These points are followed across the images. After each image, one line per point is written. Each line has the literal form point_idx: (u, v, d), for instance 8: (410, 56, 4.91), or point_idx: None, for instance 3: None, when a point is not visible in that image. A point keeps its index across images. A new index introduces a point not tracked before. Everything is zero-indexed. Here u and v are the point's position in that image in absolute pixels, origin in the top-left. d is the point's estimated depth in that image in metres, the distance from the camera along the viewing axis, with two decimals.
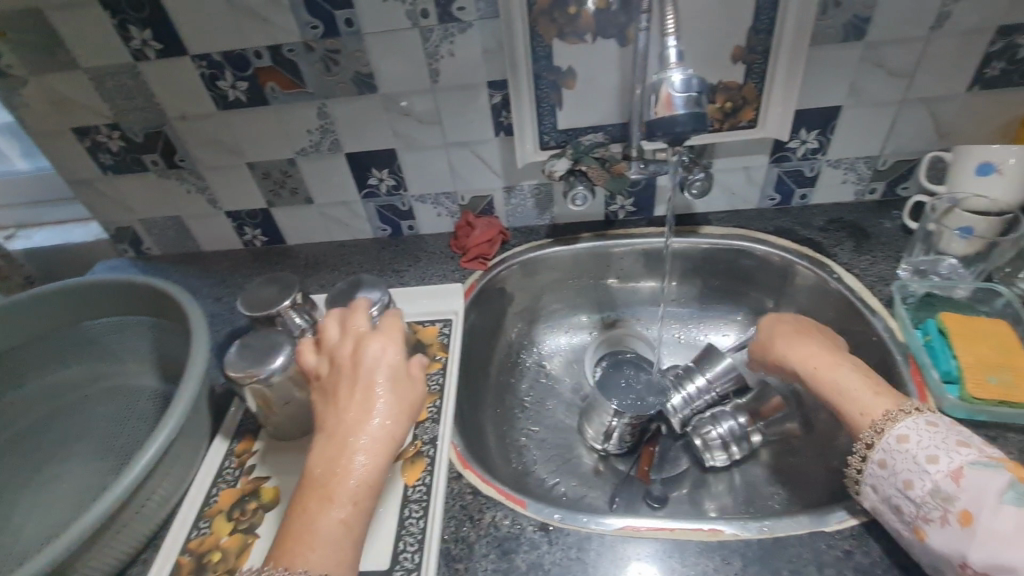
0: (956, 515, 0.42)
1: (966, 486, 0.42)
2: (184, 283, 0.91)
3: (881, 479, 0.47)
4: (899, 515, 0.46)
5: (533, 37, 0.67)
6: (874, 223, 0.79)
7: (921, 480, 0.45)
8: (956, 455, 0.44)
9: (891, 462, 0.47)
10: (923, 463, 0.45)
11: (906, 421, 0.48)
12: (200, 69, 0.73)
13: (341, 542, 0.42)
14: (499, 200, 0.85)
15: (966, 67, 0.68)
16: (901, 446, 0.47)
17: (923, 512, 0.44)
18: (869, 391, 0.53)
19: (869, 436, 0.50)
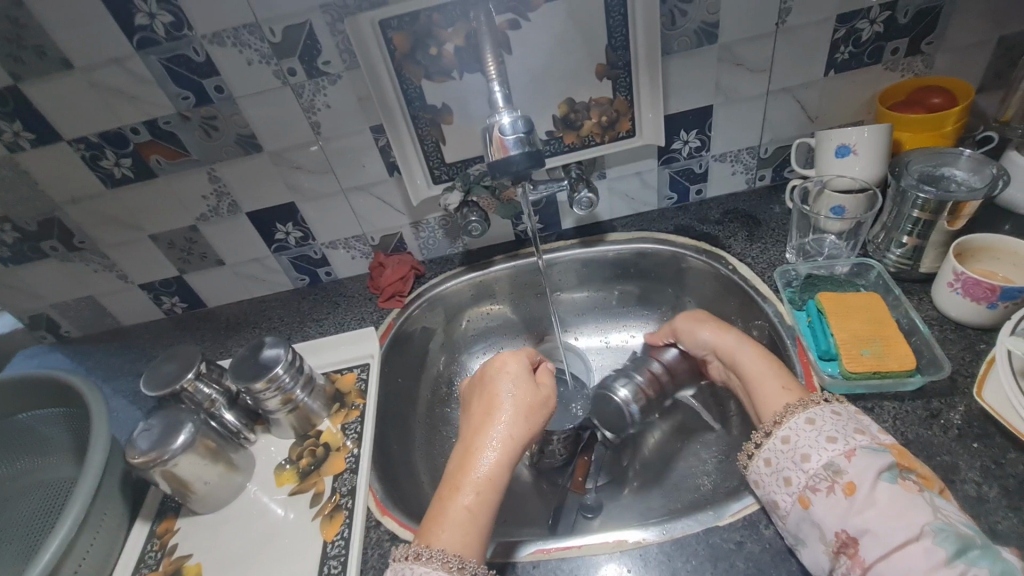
0: (844, 486, 0.45)
1: (856, 462, 0.45)
2: (106, 362, 0.90)
3: (778, 452, 0.50)
4: (786, 486, 0.48)
5: (402, 80, 0.69)
6: (765, 210, 0.82)
7: (818, 454, 0.47)
8: (852, 438, 0.47)
9: (794, 437, 0.50)
10: (823, 440, 0.48)
11: (814, 409, 0.51)
12: (79, 152, 0.72)
13: (465, 522, 0.49)
14: (408, 235, 0.86)
15: (818, 54, 0.72)
16: (808, 426, 0.50)
17: (812, 481, 0.47)
18: (782, 382, 0.56)
19: (771, 421, 0.52)
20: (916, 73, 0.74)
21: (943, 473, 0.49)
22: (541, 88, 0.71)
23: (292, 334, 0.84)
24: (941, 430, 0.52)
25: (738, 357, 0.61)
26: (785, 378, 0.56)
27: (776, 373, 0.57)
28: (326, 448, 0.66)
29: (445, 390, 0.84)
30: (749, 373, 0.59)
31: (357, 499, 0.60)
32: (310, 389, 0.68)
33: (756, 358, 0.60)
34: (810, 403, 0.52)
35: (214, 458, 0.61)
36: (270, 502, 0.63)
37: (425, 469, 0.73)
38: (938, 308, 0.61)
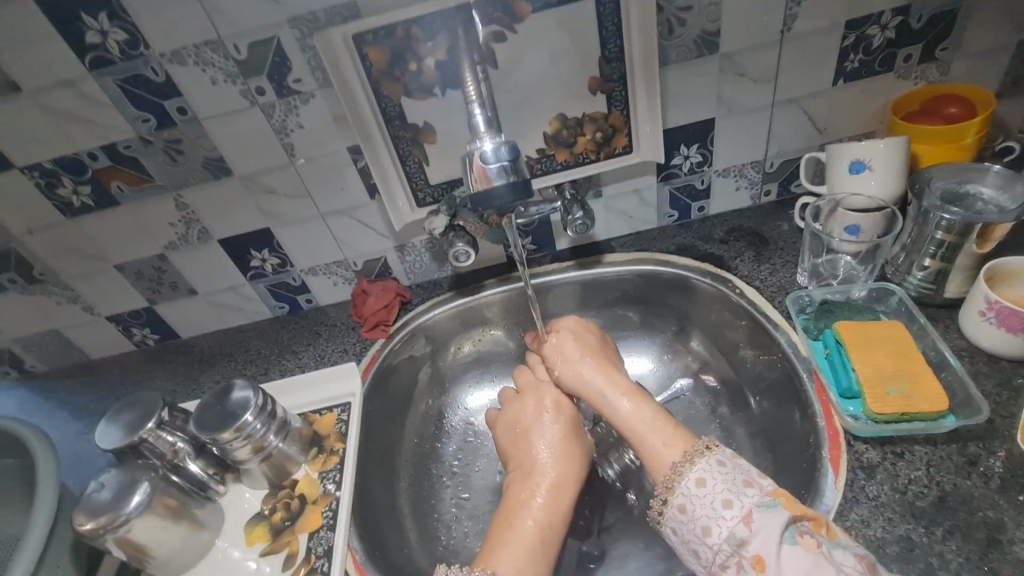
0: (751, 561, 0.41)
1: (756, 531, 0.42)
2: (71, 399, 0.83)
3: (681, 522, 0.46)
4: (699, 559, 0.45)
5: (380, 98, 0.64)
6: (772, 227, 0.77)
7: (717, 526, 0.43)
8: (745, 498, 0.44)
9: (689, 506, 0.46)
10: (718, 508, 0.44)
11: (701, 463, 0.47)
12: (33, 180, 0.67)
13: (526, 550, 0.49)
14: (392, 259, 0.80)
15: (826, 62, 0.67)
16: (699, 490, 0.46)
17: (720, 558, 0.43)
18: (666, 429, 0.52)
19: (668, 480, 0.48)
20: (930, 80, 0.69)
21: (987, 533, 0.44)
22: (531, 104, 0.66)
23: (270, 367, 0.79)
24: (981, 480, 0.47)
25: (609, 399, 0.57)
26: (667, 423, 0.53)
27: (653, 418, 0.53)
28: (302, 500, 0.61)
29: (435, 425, 0.78)
30: (628, 419, 0.54)
31: (334, 561, 0.55)
32: (285, 433, 0.63)
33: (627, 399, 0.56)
34: (698, 454, 0.48)
35: (175, 518, 0.55)
36: (241, 562, 0.58)
37: (413, 516, 0.68)
38: (968, 338, 0.56)
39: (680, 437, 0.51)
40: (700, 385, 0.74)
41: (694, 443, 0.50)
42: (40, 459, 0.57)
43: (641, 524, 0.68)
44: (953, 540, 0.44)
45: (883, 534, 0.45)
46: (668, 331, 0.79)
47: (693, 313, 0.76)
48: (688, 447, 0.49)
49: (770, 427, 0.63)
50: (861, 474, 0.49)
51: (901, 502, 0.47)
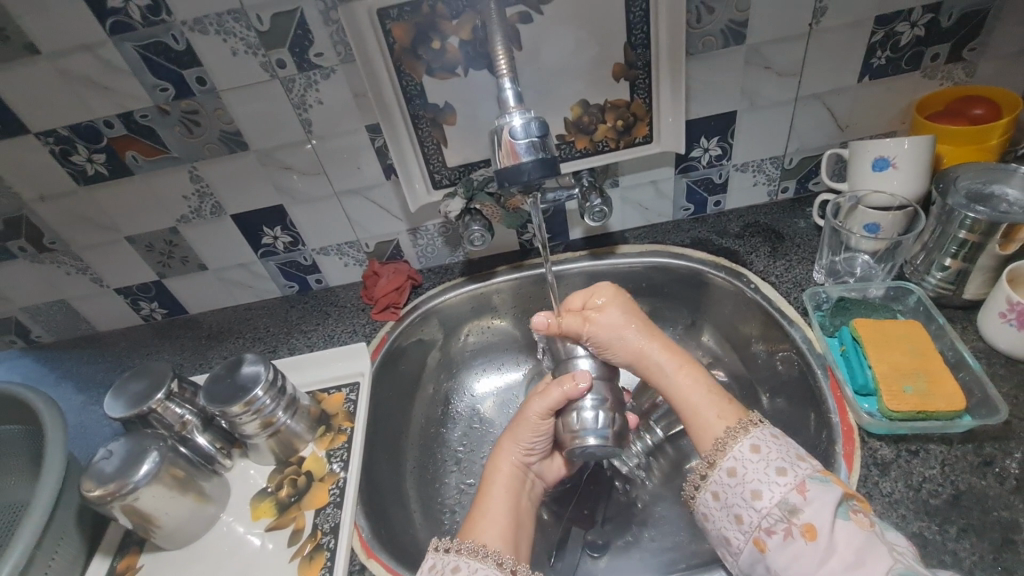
0: (802, 528, 0.42)
1: (811, 500, 0.43)
2: (76, 370, 0.82)
3: (726, 486, 0.47)
4: (739, 524, 0.46)
5: (401, 76, 0.64)
6: (789, 224, 0.76)
7: (769, 491, 0.45)
8: (799, 469, 0.45)
9: (740, 470, 0.47)
10: (773, 475, 0.45)
11: (755, 432, 0.48)
12: (47, 146, 0.66)
13: (500, 522, 0.51)
14: (404, 242, 0.80)
15: (853, 58, 0.66)
16: (753, 456, 0.47)
17: (766, 523, 0.44)
18: (717, 399, 0.52)
19: (718, 445, 0.49)
20: (956, 81, 0.69)
21: (1002, 533, 0.43)
22: (552, 88, 0.66)
23: (278, 346, 0.78)
24: (996, 480, 0.46)
25: (663, 367, 0.56)
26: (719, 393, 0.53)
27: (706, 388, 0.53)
28: (309, 477, 0.61)
29: (441, 410, 0.78)
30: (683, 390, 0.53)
31: (340, 538, 0.55)
32: (293, 410, 0.63)
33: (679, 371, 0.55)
34: (750, 425, 0.49)
35: (182, 490, 0.55)
36: (245, 536, 0.57)
37: (417, 498, 0.67)
38: (986, 340, 0.55)
39: (734, 407, 0.51)
40: (710, 379, 0.74)
41: (746, 413, 0.51)
42: (47, 426, 0.57)
43: (645, 515, 0.68)
44: (967, 538, 0.44)
45: (896, 530, 0.45)
46: (679, 325, 0.79)
47: (705, 307, 0.75)
48: (739, 418, 0.50)
49: (781, 423, 0.63)
50: (875, 471, 0.49)
51: (915, 500, 0.47)
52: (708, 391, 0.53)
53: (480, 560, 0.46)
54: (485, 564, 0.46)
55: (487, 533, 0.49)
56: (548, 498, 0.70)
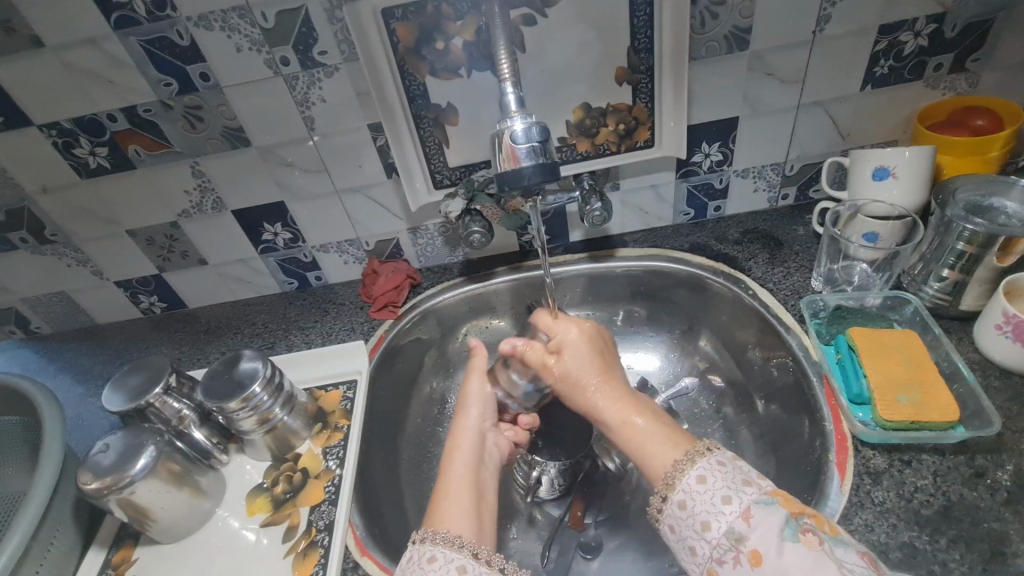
0: (749, 556, 0.40)
1: (755, 527, 0.41)
2: (74, 361, 0.83)
3: (679, 519, 0.45)
4: (694, 557, 0.44)
5: (404, 76, 0.64)
6: (788, 231, 0.76)
7: (716, 520, 0.43)
8: (744, 494, 0.43)
9: (689, 503, 0.45)
10: (718, 503, 0.44)
11: (702, 462, 0.46)
12: (50, 139, 0.66)
13: (464, 506, 0.50)
14: (405, 241, 0.80)
15: (856, 67, 0.66)
16: (700, 487, 0.45)
17: (717, 553, 0.42)
18: (663, 432, 0.51)
19: (669, 477, 0.47)
20: (959, 92, 0.69)
21: (992, 544, 0.44)
22: (555, 91, 0.66)
23: (276, 342, 0.78)
24: (988, 492, 0.47)
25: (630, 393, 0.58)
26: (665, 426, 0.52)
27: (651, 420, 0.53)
28: (304, 474, 0.61)
29: (437, 410, 0.78)
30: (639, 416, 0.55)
31: (334, 536, 0.55)
32: (291, 407, 0.63)
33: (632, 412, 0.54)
34: (698, 454, 0.47)
35: (177, 484, 0.55)
36: (240, 532, 0.58)
37: (411, 496, 0.68)
38: (981, 351, 0.56)
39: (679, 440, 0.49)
40: (707, 384, 0.74)
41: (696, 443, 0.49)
42: (45, 418, 0.57)
43: (638, 519, 0.68)
44: (956, 549, 0.44)
45: (886, 539, 0.45)
46: (677, 329, 0.79)
47: (703, 312, 0.75)
48: (688, 448, 0.49)
49: (776, 430, 0.63)
50: (867, 480, 0.49)
51: (907, 509, 0.47)
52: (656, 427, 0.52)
53: (455, 549, 0.45)
54: (461, 554, 0.45)
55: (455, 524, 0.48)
56: (543, 499, 0.70)
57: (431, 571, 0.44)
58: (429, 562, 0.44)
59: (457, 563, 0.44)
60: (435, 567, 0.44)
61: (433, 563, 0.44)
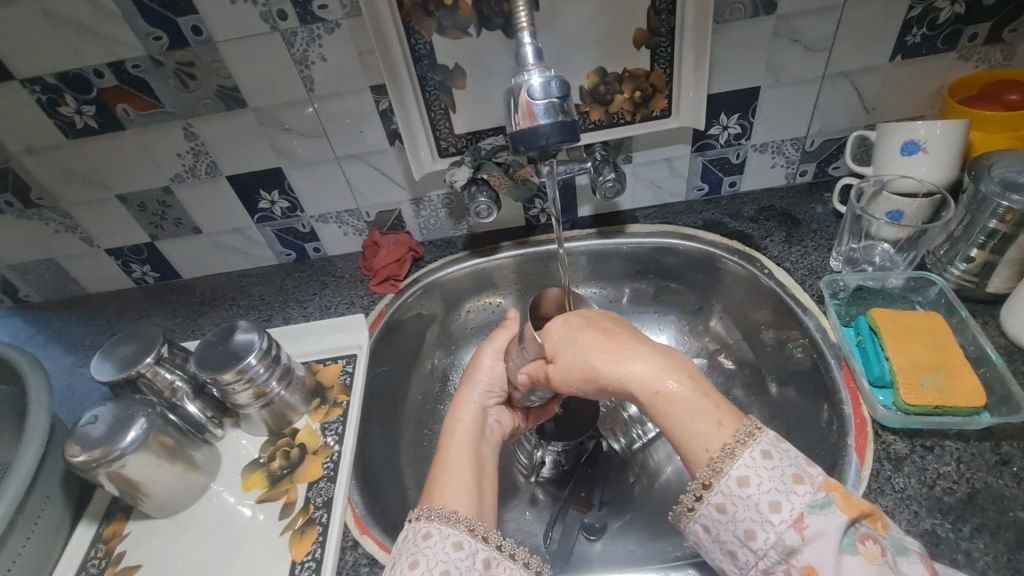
0: (802, 572, 0.36)
1: (812, 540, 0.37)
2: (64, 332, 0.80)
3: (715, 521, 0.40)
4: (733, 561, 0.40)
5: (410, 34, 0.60)
6: (806, 209, 0.74)
7: (763, 532, 0.38)
8: (795, 498, 0.38)
9: (730, 507, 0.39)
10: (765, 511, 0.38)
11: (743, 458, 0.40)
12: (34, 95, 0.62)
13: (465, 479, 0.47)
14: (407, 213, 0.77)
15: (887, 35, 0.63)
16: (743, 489, 0.39)
17: (762, 564, 0.38)
18: (700, 405, 0.42)
19: (705, 475, 0.40)
20: (993, 64, 0.65)
21: (1018, 534, 0.42)
22: (568, 55, 0.62)
23: (273, 314, 0.76)
24: (1014, 480, 0.45)
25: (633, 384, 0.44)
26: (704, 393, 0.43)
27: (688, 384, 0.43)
28: (302, 450, 0.59)
29: (439, 387, 0.76)
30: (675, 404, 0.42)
31: (332, 513, 0.53)
32: (288, 381, 0.61)
33: (675, 383, 0.43)
34: (739, 447, 0.40)
35: (170, 458, 0.53)
36: (235, 507, 0.56)
37: (412, 474, 0.66)
38: (1008, 335, 0.53)
39: (724, 418, 0.41)
40: (717, 366, 0.72)
41: (739, 422, 0.42)
42: (31, 388, 0.54)
43: (643, 501, 0.66)
44: (981, 538, 0.42)
45: (907, 527, 0.44)
46: (687, 308, 0.76)
47: (716, 292, 0.73)
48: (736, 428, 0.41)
49: (790, 413, 0.61)
50: (887, 465, 0.47)
51: (928, 496, 0.45)
52: (695, 398, 0.42)
53: (451, 525, 0.43)
54: (456, 531, 0.43)
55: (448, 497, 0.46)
56: (545, 479, 0.69)
57: (427, 547, 0.42)
58: (425, 539, 0.43)
59: (453, 539, 0.43)
60: (431, 544, 0.42)
61: (429, 540, 0.43)
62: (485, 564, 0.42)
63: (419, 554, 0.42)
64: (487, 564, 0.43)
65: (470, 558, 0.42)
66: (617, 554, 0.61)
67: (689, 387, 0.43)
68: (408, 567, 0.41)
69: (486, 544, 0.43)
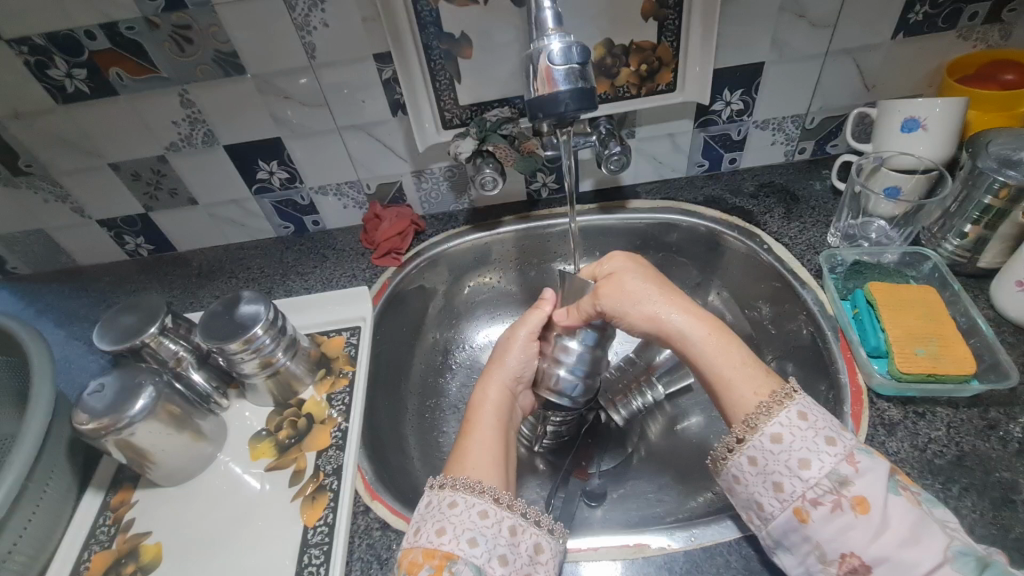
0: (853, 501, 0.39)
1: (863, 473, 0.40)
2: (56, 304, 0.78)
3: (767, 452, 0.42)
4: (778, 493, 0.41)
5: (416, 1, 0.59)
6: (804, 186, 0.75)
7: (819, 461, 0.40)
8: (847, 439, 0.42)
9: (786, 438, 0.42)
10: (821, 444, 0.41)
11: (778, 416, 0.43)
12: (21, 57, 0.60)
13: (490, 455, 0.49)
14: (408, 185, 0.76)
15: (891, 12, 0.63)
16: (802, 423, 0.42)
17: (811, 493, 0.40)
18: (739, 369, 0.46)
19: (740, 431, 0.44)
20: (990, 44, 0.66)
21: (1002, 492, 0.45)
22: (577, 25, 0.62)
23: (274, 287, 0.75)
24: (1000, 443, 0.47)
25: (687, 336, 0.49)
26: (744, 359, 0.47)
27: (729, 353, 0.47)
28: (309, 419, 0.59)
29: (440, 360, 0.76)
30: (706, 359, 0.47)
31: (343, 479, 0.54)
32: (293, 351, 0.61)
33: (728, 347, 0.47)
34: (774, 407, 0.43)
35: (178, 427, 0.53)
36: (243, 476, 0.56)
37: (417, 444, 0.67)
38: (997, 308, 0.55)
39: (758, 384, 0.45)
40: None
41: (773, 389, 0.45)
42: (33, 358, 0.54)
43: (642, 470, 0.68)
44: (968, 496, 0.45)
45: None
46: (685, 284, 0.78)
47: (715, 267, 0.74)
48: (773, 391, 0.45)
49: None
50: (881, 430, 0.50)
51: (920, 459, 0.47)
52: (721, 350, 0.47)
53: (476, 494, 0.44)
54: (482, 499, 0.44)
55: (473, 468, 0.47)
56: (546, 449, 0.70)
57: (453, 516, 0.44)
58: (450, 507, 0.44)
59: (479, 507, 0.44)
60: (457, 512, 0.44)
61: (454, 508, 0.44)
62: (511, 531, 0.44)
63: (445, 521, 0.43)
64: (514, 531, 0.44)
65: (496, 525, 0.44)
66: (618, 518, 0.63)
67: (716, 341, 0.48)
68: (434, 534, 0.43)
69: (512, 512, 0.45)
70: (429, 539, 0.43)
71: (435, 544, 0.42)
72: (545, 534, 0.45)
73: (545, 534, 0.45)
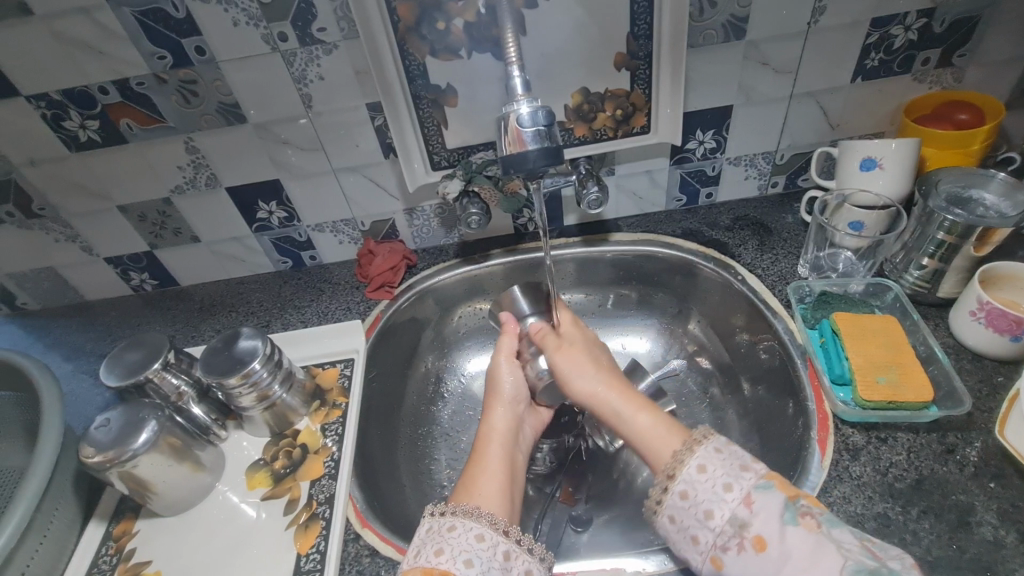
0: (752, 541, 0.44)
1: (758, 512, 0.44)
2: (64, 339, 0.82)
3: (681, 509, 0.48)
4: (695, 545, 0.47)
5: (404, 55, 0.64)
6: (777, 218, 0.79)
7: (719, 509, 0.46)
8: (744, 480, 0.46)
9: (692, 492, 0.48)
10: (719, 492, 0.47)
11: (699, 451, 0.49)
12: (39, 111, 0.65)
13: (496, 487, 0.53)
14: (401, 222, 0.80)
15: (848, 59, 0.68)
16: (701, 476, 0.48)
17: (719, 540, 0.45)
18: (659, 428, 0.54)
19: (666, 474, 0.50)
20: (943, 86, 0.71)
21: (958, 514, 0.47)
22: (556, 76, 0.66)
23: (272, 320, 0.78)
24: (957, 467, 0.50)
25: (619, 414, 0.57)
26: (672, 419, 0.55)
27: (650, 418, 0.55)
28: (303, 449, 0.62)
29: (432, 388, 0.79)
30: (642, 433, 0.54)
31: (336, 508, 0.56)
32: (289, 384, 0.64)
33: (644, 416, 0.56)
34: (695, 444, 0.50)
35: (178, 458, 0.56)
36: (240, 505, 0.59)
37: (408, 472, 0.69)
38: (956, 336, 0.58)
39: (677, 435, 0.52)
40: (695, 365, 0.77)
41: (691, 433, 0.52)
42: (43, 393, 0.57)
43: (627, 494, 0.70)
44: (927, 519, 0.47)
45: (863, 511, 0.48)
46: (667, 312, 0.81)
47: (694, 297, 0.77)
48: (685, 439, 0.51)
49: (760, 409, 0.65)
50: (846, 456, 0.52)
51: (881, 483, 0.50)
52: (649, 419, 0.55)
53: (474, 519, 0.48)
54: (478, 524, 0.48)
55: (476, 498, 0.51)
56: (533, 475, 0.73)
57: (452, 538, 0.46)
58: (449, 530, 0.47)
59: (475, 531, 0.47)
60: (455, 534, 0.47)
61: (453, 531, 0.47)
62: (505, 555, 0.47)
63: (443, 542, 0.46)
64: (507, 556, 0.47)
65: (491, 548, 0.47)
66: (603, 543, 0.65)
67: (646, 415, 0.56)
68: (432, 554, 0.45)
69: (508, 538, 0.48)
70: (427, 559, 0.45)
71: (433, 562, 0.45)
72: (536, 560, 0.48)
73: (537, 562, 0.48)
